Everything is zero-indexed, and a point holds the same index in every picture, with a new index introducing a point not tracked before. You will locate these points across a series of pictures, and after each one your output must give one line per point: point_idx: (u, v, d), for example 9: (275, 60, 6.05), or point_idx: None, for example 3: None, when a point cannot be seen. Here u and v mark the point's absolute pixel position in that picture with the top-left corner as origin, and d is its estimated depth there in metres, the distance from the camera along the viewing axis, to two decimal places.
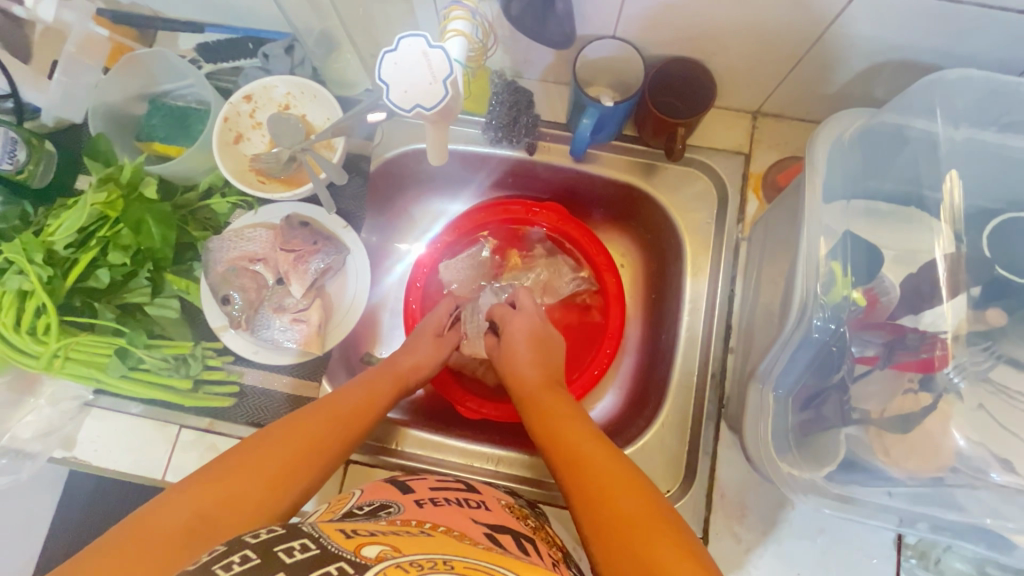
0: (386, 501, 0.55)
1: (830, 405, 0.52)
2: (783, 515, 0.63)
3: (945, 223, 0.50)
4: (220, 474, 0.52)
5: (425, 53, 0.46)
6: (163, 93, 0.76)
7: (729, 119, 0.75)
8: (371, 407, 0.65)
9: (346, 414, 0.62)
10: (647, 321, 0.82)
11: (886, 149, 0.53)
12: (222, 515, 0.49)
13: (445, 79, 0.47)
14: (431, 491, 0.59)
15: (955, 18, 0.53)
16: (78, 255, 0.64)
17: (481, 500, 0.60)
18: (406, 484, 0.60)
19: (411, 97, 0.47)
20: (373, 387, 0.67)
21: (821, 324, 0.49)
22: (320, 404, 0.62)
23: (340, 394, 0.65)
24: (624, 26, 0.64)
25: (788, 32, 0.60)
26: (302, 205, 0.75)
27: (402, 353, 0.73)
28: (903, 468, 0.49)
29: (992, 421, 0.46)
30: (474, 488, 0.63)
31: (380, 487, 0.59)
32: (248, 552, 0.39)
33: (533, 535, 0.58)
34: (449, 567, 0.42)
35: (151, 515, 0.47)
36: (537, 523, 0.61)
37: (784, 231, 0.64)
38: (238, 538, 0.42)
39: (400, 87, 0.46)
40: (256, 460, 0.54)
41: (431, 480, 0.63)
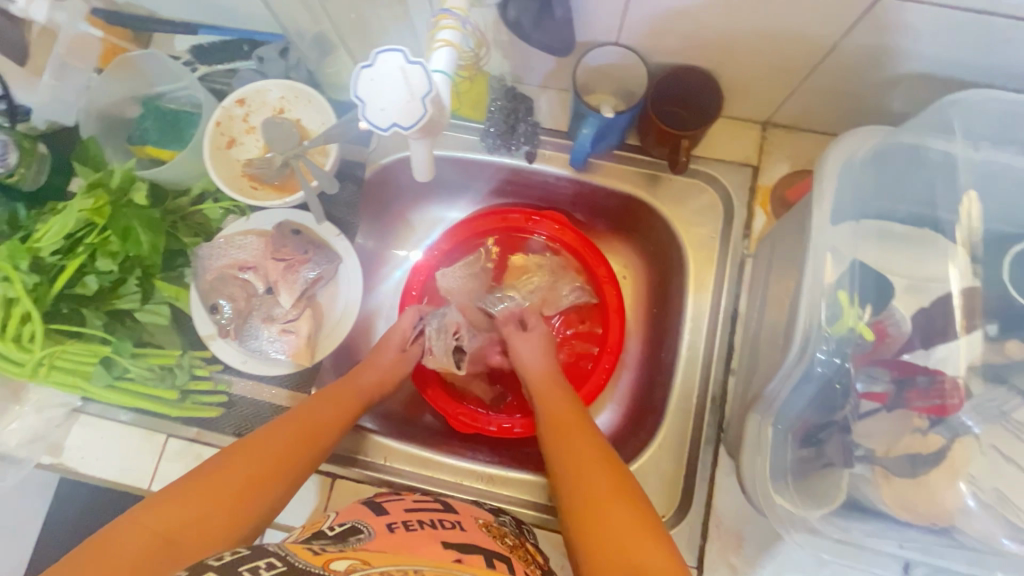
0: (357, 523, 0.54)
1: (832, 444, 0.49)
2: (782, 548, 0.61)
3: (960, 246, 0.47)
4: (185, 492, 0.50)
5: (402, 70, 0.44)
6: (156, 95, 0.74)
7: (738, 130, 0.72)
8: (341, 419, 0.64)
9: (311, 431, 0.60)
10: (648, 337, 0.79)
11: (902, 169, 0.50)
12: (188, 536, 0.47)
13: (423, 97, 0.45)
14: (406, 513, 0.57)
15: (981, 28, 0.50)
16: (65, 262, 0.63)
17: (456, 520, 0.58)
18: (381, 505, 0.59)
19: (388, 116, 0.45)
20: (338, 401, 0.65)
21: (825, 358, 0.46)
22: (289, 418, 0.60)
23: (304, 407, 0.63)
24: (626, 33, 0.62)
25: (800, 42, 0.57)
26: (293, 212, 0.73)
27: (368, 367, 0.71)
28: (910, 513, 0.46)
29: (1002, 462, 0.45)
30: (452, 508, 0.61)
31: (355, 508, 0.58)
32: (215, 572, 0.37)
33: (510, 554, 0.55)
34: None
35: (105, 547, 0.44)
36: (516, 541, 0.59)
37: (791, 251, 0.61)
38: (202, 560, 0.40)
39: (376, 106, 0.44)
40: (222, 477, 0.52)
41: (408, 501, 0.61)
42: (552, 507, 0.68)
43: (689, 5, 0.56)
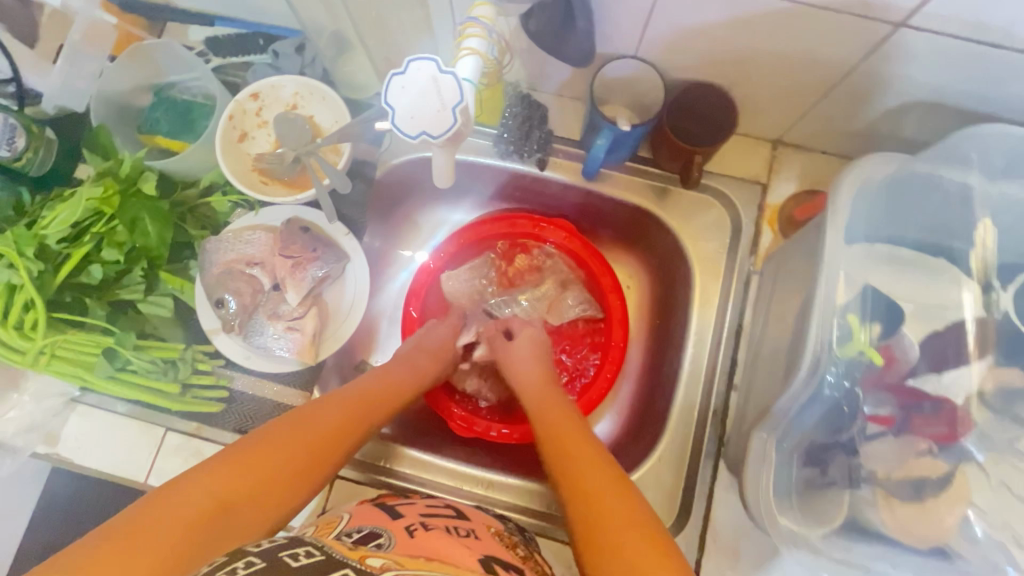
0: (375, 526, 0.54)
1: (835, 464, 0.49)
2: (780, 563, 0.62)
3: (977, 280, 0.48)
4: (228, 464, 0.47)
5: (435, 79, 0.45)
6: (168, 85, 0.74)
7: (749, 147, 0.73)
8: (384, 408, 0.62)
9: (358, 412, 0.59)
10: (650, 348, 0.80)
11: (914, 197, 0.51)
12: (235, 512, 0.45)
13: (455, 107, 0.45)
14: (422, 517, 0.58)
15: (993, 62, 0.51)
16: (69, 250, 0.62)
17: (470, 528, 0.59)
18: (395, 510, 0.59)
19: (419, 124, 0.45)
20: (384, 383, 0.64)
21: (833, 381, 0.47)
22: (334, 400, 0.58)
23: (348, 387, 0.61)
24: (645, 47, 0.62)
25: (817, 64, 0.58)
26: (303, 209, 0.73)
27: (411, 357, 0.70)
28: (912, 536, 0.46)
29: (1011, 496, 0.46)
30: (464, 515, 0.62)
31: (369, 512, 0.58)
32: (253, 557, 0.38)
33: (523, 566, 0.56)
34: None
35: (153, 510, 0.41)
36: (526, 552, 0.60)
37: (798, 271, 0.62)
38: (239, 546, 0.39)
39: (410, 115, 0.45)
40: (269, 453, 0.50)
41: (420, 505, 0.61)
42: (547, 513, 0.69)
43: (710, 24, 0.56)
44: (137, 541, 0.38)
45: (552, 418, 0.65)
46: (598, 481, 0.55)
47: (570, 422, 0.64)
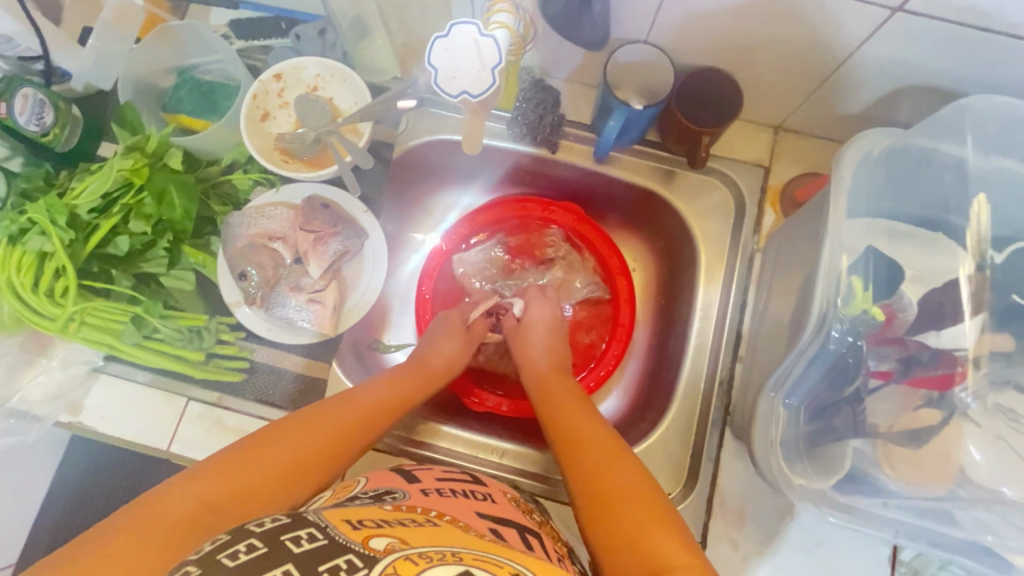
0: (391, 488, 0.56)
1: (842, 416, 0.52)
2: (783, 524, 0.64)
3: (971, 250, 0.51)
4: (233, 463, 0.52)
5: (475, 41, 0.51)
6: (191, 67, 0.76)
7: (752, 132, 0.76)
8: (394, 407, 0.65)
9: (362, 412, 0.62)
10: (656, 327, 0.83)
11: (911, 171, 0.54)
12: (231, 507, 0.49)
13: (494, 68, 0.51)
14: (437, 482, 0.60)
15: (983, 46, 0.55)
16: (99, 221, 0.64)
17: (487, 493, 0.61)
18: (412, 474, 0.61)
19: (458, 84, 0.52)
20: (396, 384, 0.67)
21: (839, 336, 0.49)
22: (341, 401, 0.62)
23: (357, 389, 0.65)
24: (656, 32, 0.65)
25: (817, 49, 0.61)
26: (323, 186, 0.75)
27: (430, 351, 0.73)
28: (907, 482, 0.50)
29: (1007, 450, 0.47)
30: (481, 481, 0.63)
31: (386, 475, 0.59)
32: (254, 542, 0.39)
33: (539, 530, 0.57)
34: (459, 560, 0.41)
35: (156, 501, 0.47)
36: (542, 518, 0.62)
37: (801, 246, 0.65)
38: (242, 526, 0.41)
39: (449, 75, 0.51)
40: (266, 455, 0.54)
41: (437, 471, 0.63)
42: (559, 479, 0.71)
43: (718, 9, 0.59)
44: (139, 529, 0.44)
45: (558, 397, 0.68)
46: (602, 451, 0.58)
47: (573, 404, 0.66)
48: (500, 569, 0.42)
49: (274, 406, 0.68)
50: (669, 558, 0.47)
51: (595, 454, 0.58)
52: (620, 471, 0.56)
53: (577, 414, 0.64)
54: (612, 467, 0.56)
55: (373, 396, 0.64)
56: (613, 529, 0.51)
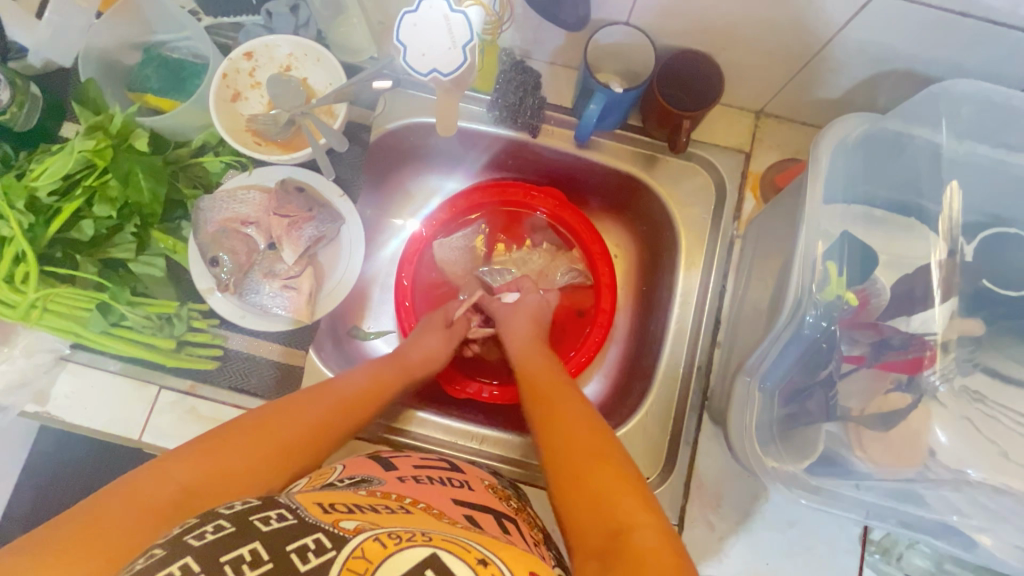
0: (366, 475, 0.55)
1: (815, 400, 0.53)
2: (758, 506, 0.65)
3: (942, 236, 0.51)
4: (213, 448, 0.52)
5: (446, 18, 0.50)
6: (157, 43, 0.73)
7: (733, 117, 0.76)
8: (376, 396, 0.65)
9: (347, 401, 0.62)
10: (637, 312, 0.83)
11: (887, 156, 0.54)
12: (206, 489, 0.48)
13: (465, 45, 0.51)
14: (415, 469, 0.59)
15: (963, 30, 0.54)
16: (61, 205, 0.62)
17: (464, 480, 0.60)
18: (390, 461, 0.60)
19: (428, 62, 0.51)
20: (380, 375, 0.67)
21: (813, 320, 0.51)
22: (318, 389, 0.61)
23: (341, 379, 0.64)
24: (637, 13, 0.64)
25: (798, 33, 0.61)
26: (298, 170, 0.73)
27: (412, 344, 0.73)
28: (876, 465, 0.50)
29: (976, 433, 0.47)
30: (458, 468, 0.63)
31: (363, 462, 0.58)
32: (223, 521, 0.38)
33: (515, 516, 0.57)
34: (427, 540, 0.41)
35: (132, 485, 0.46)
36: (519, 505, 0.61)
37: (779, 232, 0.65)
38: (212, 508, 0.40)
39: (417, 52, 0.50)
40: (243, 443, 0.53)
41: (415, 459, 0.62)
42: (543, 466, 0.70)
43: None
44: (115, 511, 0.44)
45: (538, 375, 0.67)
46: (580, 427, 0.57)
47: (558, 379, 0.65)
48: (469, 554, 0.40)
49: (250, 394, 0.68)
50: (640, 525, 0.46)
51: (577, 429, 0.57)
52: (602, 446, 0.55)
53: (561, 390, 0.63)
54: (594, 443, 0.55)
55: (358, 385, 0.64)
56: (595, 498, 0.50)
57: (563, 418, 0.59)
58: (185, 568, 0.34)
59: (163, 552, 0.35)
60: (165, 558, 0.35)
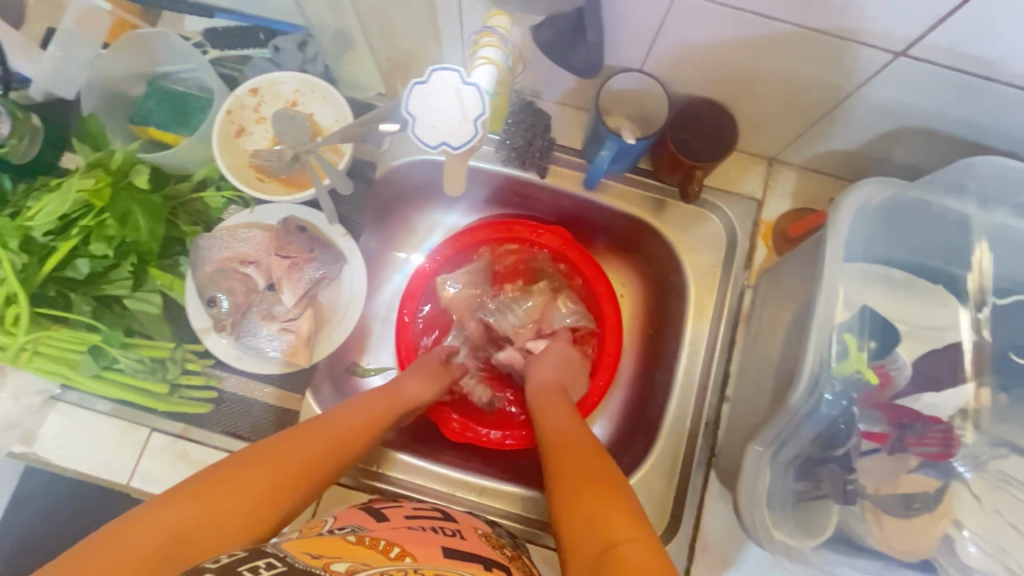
0: (356, 523, 0.53)
1: (827, 480, 0.51)
2: (766, 573, 0.63)
3: (969, 305, 0.51)
4: (200, 490, 0.49)
5: (458, 90, 0.49)
6: (161, 75, 0.72)
7: (747, 163, 0.74)
8: (369, 424, 0.63)
9: (339, 431, 0.60)
10: (642, 356, 0.81)
11: (910, 220, 0.52)
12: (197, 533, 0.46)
13: (476, 119, 0.49)
14: (407, 519, 0.57)
15: (986, 93, 0.53)
16: (57, 244, 0.60)
17: (456, 529, 0.58)
18: (381, 512, 0.57)
19: (438, 135, 0.49)
20: (371, 403, 0.65)
21: (831, 399, 0.48)
22: (308, 423, 0.59)
23: (332, 411, 0.62)
24: (651, 62, 0.63)
25: (817, 86, 0.59)
26: (301, 209, 0.71)
27: (405, 376, 0.71)
28: (891, 546, 0.49)
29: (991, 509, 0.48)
30: (451, 517, 0.61)
31: (353, 514, 0.56)
32: (208, 575, 0.36)
33: (510, 565, 0.55)
34: None
35: (118, 534, 0.44)
36: (514, 552, 0.59)
37: (793, 288, 0.63)
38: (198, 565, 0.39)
39: (428, 125, 0.49)
40: (231, 482, 0.51)
41: (406, 509, 0.60)
42: (545, 522, 0.68)
43: (715, 43, 0.57)
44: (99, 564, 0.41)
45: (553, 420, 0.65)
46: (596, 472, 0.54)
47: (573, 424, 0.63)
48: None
49: (242, 439, 0.66)
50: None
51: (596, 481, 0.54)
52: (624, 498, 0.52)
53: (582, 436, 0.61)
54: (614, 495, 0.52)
55: (350, 415, 0.62)
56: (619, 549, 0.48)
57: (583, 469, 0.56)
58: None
59: None
60: None
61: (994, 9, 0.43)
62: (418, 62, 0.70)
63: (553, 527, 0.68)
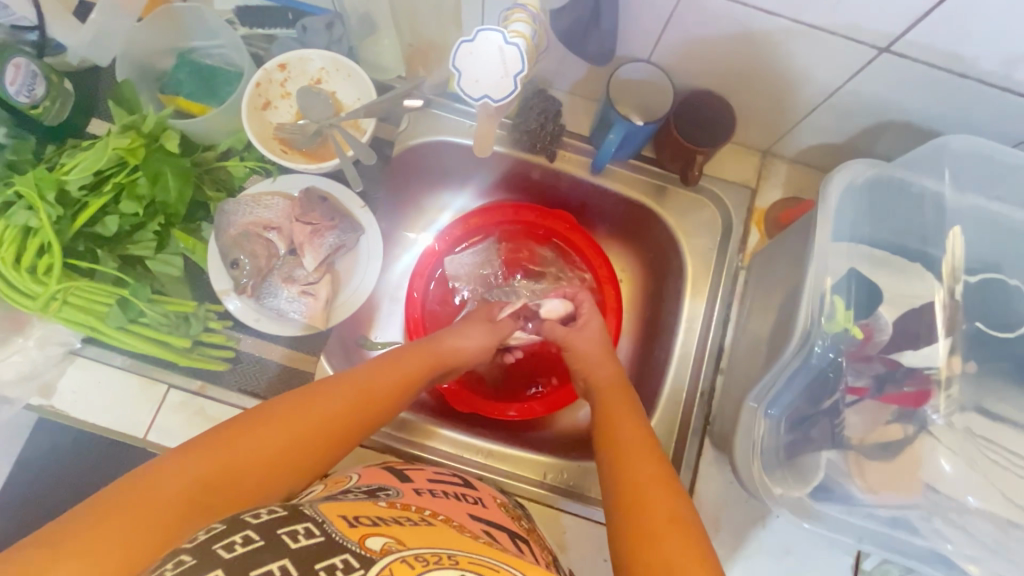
0: (383, 485, 0.55)
1: (819, 429, 0.55)
2: (756, 533, 0.66)
3: (944, 281, 0.55)
4: (230, 439, 0.52)
5: (501, 49, 0.53)
6: (191, 49, 0.75)
7: (742, 155, 0.80)
8: (398, 388, 0.64)
9: (368, 394, 0.61)
10: (640, 338, 0.85)
11: (891, 201, 0.58)
12: (221, 485, 0.48)
13: (516, 76, 0.54)
14: (430, 483, 0.60)
15: (960, 89, 0.59)
16: (89, 199, 0.63)
17: (477, 497, 0.61)
18: (404, 473, 0.60)
19: (481, 89, 0.55)
20: (400, 366, 0.66)
21: (821, 351, 0.53)
22: (339, 380, 0.60)
23: (366, 368, 0.63)
24: (658, 53, 0.68)
25: (810, 81, 0.65)
26: (322, 179, 0.74)
27: (445, 335, 0.72)
28: (874, 493, 0.54)
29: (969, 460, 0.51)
30: (470, 485, 0.63)
31: (377, 472, 0.59)
32: (252, 533, 0.38)
33: (527, 537, 0.58)
34: (453, 562, 0.41)
35: (153, 476, 0.46)
36: (529, 525, 0.62)
37: (784, 266, 0.68)
38: (238, 516, 0.40)
39: (473, 79, 0.54)
40: (258, 436, 0.53)
41: (428, 472, 0.63)
42: (548, 484, 0.71)
43: (719, 37, 0.62)
44: (133, 504, 0.44)
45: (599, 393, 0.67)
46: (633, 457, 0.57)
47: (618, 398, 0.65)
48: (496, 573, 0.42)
49: (259, 397, 0.68)
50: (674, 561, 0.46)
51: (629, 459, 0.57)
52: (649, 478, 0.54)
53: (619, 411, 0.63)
54: (641, 475, 0.55)
55: (382, 377, 0.63)
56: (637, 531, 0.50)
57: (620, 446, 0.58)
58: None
59: (194, 560, 0.35)
60: (195, 567, 0.35)
61: (966, 10, 0.49)
62: (439, 48, 0.74)
63: (556, 488, 0.71)
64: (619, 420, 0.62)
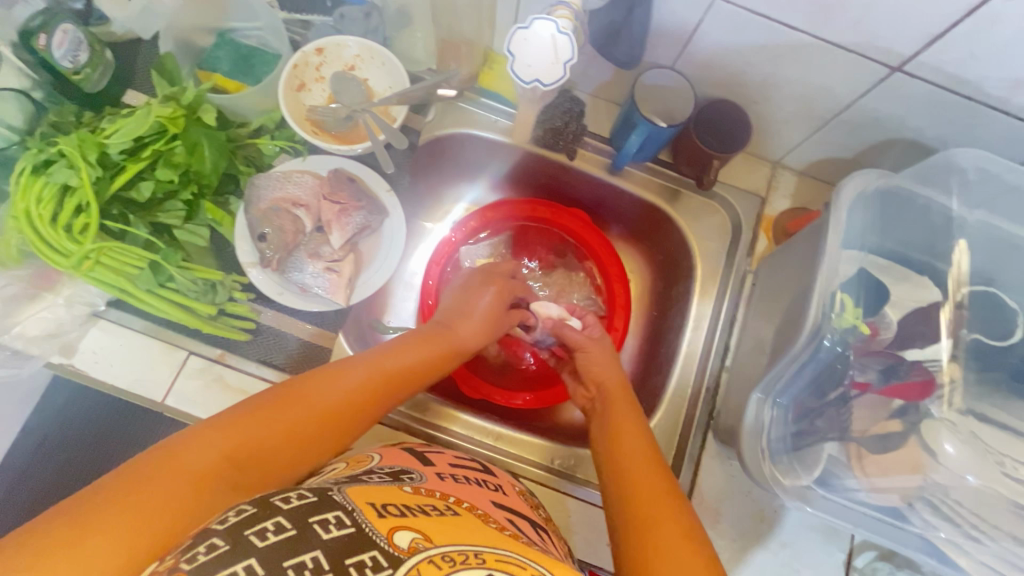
0: (406, 467, 0.54)
1: (827, 418, 0.59)
2: (754, 524, 0.69)
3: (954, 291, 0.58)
4: (248, 419, 0.50)
5: (553, 38, 0.56)
6: (229, 29, 0.76)
7: (754, 164, 0.83)
8: (421, 370, 0.62)
9: (389, 375, 0.59)
10: (646, 335, 0.88)
11: (897, 210, 0.61)
12: (245, 464, 0.48)
13: (566, 63, 0.58)
14: (451, 467, 0.59)
15: (964, 110, 0.63)
16: (128, 163, 0.66)
17: (498, 484, 0.60)
18: (426, 456, 0.59)
19: (533, 73, 0.58)
20: (422, 347, 0.64)
21: (830, 344, 0.56)
22: (358, 360, 0.59)
23: (386, 349, 0.61)
24: (683, 60, 0.72)
25: (825, 97, 0.68)
26: (349, 162, 0.77)
27: (462, 319, 0.70)
28: (870, 480, 0.57)
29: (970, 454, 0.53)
30: (490, 471, 0.63)
31: (399, 454, 0.58)
32: (283, 520, 0.37)
33: (546, 526, 0.57)
34: (481, 561, 0.39)
35: (173, 454, 0.45)
36: (547, 514, 0.61)
37: (791, 269, 0.71)
38: (268, 499, 0.40)
39: (525, 63, 0.58)
40: (277, 416, 0.51)
41: (449, 457, 0.62)
42: (556, 470, 0.73)
43: (743, 48, 0.66)
44: (159, 477, 0.43)
45: (615, 407, 0.66)
46: (643, 478, 0.56)
47: (629, 414, 0.65)
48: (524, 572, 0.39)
49: (277, 368, 0.69)
50: None
51: (641, 480, 0.56)
52: (660, 503, 0.54)
53: (630, 428, 0.63)
54: (653, 505, 0.54)
55: (404, 359, 0.61)
56: (655, 547, 0.50)
57: (630, 467, 0.58)
58: (248, 569, 0.33)
59: (228, 546, 0.34)
60: (228, 554, 0.34)
61: (977, 35, 0.53)
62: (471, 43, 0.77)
63: (562, 472, 0.73)
64: (628, 437, 0.62)
